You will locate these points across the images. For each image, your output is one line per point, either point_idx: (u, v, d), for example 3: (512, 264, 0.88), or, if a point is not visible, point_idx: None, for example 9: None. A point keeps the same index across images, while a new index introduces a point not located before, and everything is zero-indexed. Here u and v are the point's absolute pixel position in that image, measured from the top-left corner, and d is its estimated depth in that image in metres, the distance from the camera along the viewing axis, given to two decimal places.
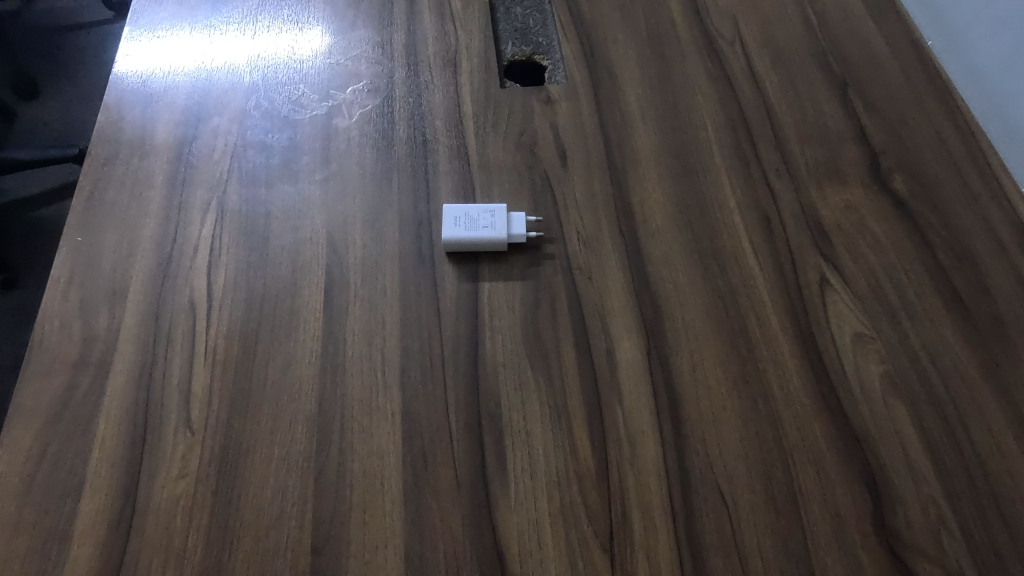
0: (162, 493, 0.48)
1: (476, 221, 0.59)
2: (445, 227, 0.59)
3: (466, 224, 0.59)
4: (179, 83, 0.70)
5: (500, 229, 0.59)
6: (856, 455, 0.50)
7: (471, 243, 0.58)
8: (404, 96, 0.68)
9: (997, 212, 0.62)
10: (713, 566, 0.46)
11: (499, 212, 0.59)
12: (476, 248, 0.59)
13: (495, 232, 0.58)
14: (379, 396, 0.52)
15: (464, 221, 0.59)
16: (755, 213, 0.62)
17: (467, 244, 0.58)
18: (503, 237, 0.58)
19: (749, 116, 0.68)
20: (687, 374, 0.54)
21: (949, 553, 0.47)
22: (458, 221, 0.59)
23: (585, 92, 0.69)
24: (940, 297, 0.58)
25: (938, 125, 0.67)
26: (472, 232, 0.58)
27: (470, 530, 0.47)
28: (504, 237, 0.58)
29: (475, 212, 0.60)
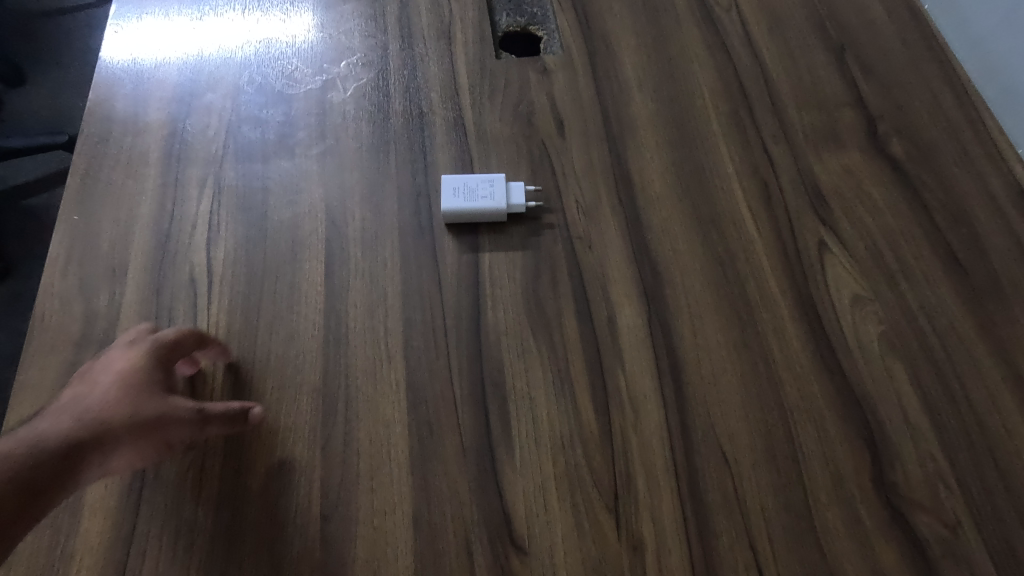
0: (171, 465, 0.49)
1: (475, 192, 0.59)
2: (444, 199, 0.59)
3: (466, 195, 0.59)
4: (170, 60, 0.69)
5: (500, 199, 0.59)
6: (854, 413, 0.51)
7: (470, 213, 0.58)
8: (399, 69, 0.68)
9: (994, 174, 0.63)
10: (717, 523, 0.47)
11: (498, 182, 0.59)
12: (476, 218, 0.59)
13: (494, 202, 0.58)
14: (383, 366, 0.52)
15: (463, 192, 0.59)
16: (753, 179, 0.62)
17: (466, 215, 0.58)
18: (503, 207, 0.58)
19: (746, 83, 0.67)
20: (688, 339, 0.54)
21: (947, 506, 0.48)
22: (457, 192, 0.59)
23: (581, 62, 0.68)
24: (938, 259, 0.58)
25: (934, 88, 0.67)
26: (471, 203, 0.58)
27: (477, 494, 0.48)
28: (504, 207, 0.58)
29: (474, 182, 0.60)
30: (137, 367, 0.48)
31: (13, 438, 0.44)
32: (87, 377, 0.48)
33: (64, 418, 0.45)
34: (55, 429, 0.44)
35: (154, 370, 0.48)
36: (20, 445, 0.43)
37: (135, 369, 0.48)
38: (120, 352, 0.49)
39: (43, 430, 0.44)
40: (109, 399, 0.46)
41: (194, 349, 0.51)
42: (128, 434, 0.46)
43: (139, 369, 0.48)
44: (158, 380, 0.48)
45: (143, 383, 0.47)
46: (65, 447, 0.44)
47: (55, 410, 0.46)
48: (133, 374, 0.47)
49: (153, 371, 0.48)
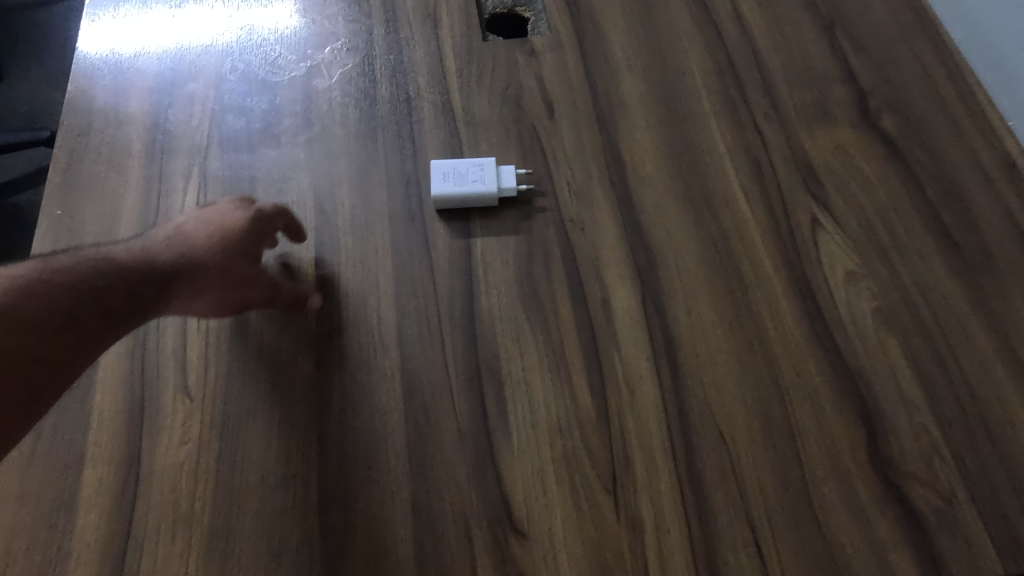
0: (165, 459, 0.48)
1: (465, 176, 0.58)
2: (433, 184, 0.58)
3: (456, 180, 0.58)
4: (150, 49, 0.67)
5: (490, 182, 0.58)
6: (849, 388, 0.51)
7: (461, 198, 0.58)
8: (385, 54, 0.67)
9: (985, 147, 0.62)
10: (715, 501, 0.47)
11: (488, 166, 0.59)
12: (468, 203, 0.58)
13: (485, 186, 0.58)
14: (377, 355, 0.52)
15: (453, 177, 0.58)
16: (745, 157, 0.62)
17: (457, 200, 0.58)
18: (494, 191, 0.58)
19: (736, 60, 0.67)
20: (683, 320, 0.54)
21: (942, 477, 0.48)
22: (447, 177, 0.58)
23: (569, 43, 0.67)
24: (929, 232, 0.58)
25: (924, 62, 0.67)
26: (462, 187, 0.58)
27: (476, 480, 0.48)
28: (494, 191, 0.58)
29: (464, 166, 0.59)
30: (238, 225, 0.52)
31: (127, 249, 0.49)
32: (184, 220, 0.52)
33: (166, 248, 0.50)
34: (162, 254, 0.49)
35: (254, 234, 0.52)
36: (133, 258, 0.48)
37: (236, 229, 0.51)
38: (225, 208, 0.53)
39: (156, 251, 0.49)
40: (210, 247, 0.50)
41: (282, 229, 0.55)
42: (219, 283, 0.50)
43: (240, 229, 0.51)
44: (252, 244, 0.52)
45: (240, 243, 0.51)
46: (171, 271, 0.48)
47: (156, 239, 0.50)
48: (233, 232, 0.51)
49: (251, 237, 0.52)
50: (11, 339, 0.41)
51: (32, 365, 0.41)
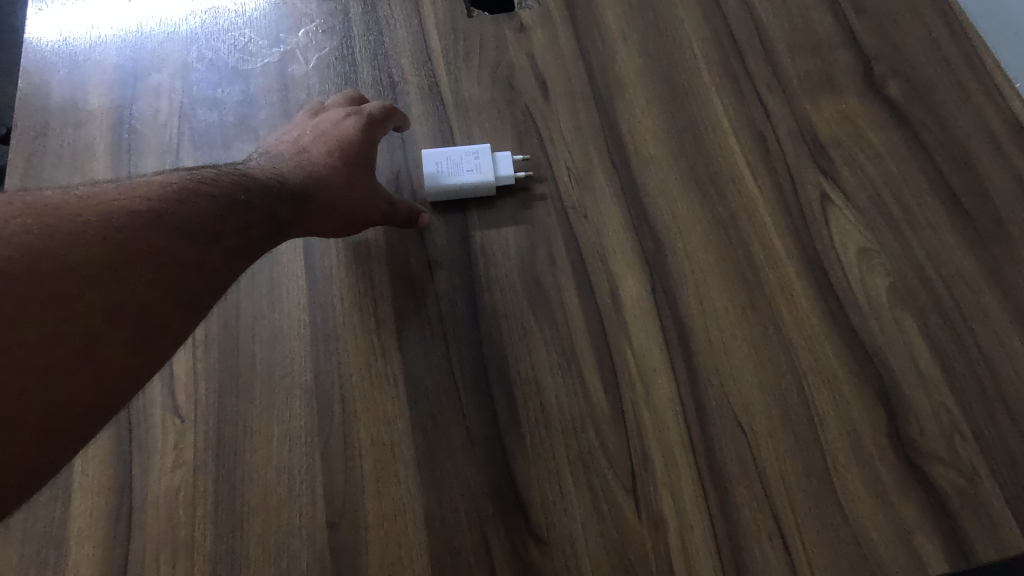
0: (159, 485, 0.46)
1: (460, 165, 0.55)
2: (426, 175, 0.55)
3: (450, 169, 0.55)
4: (106, 38, 0.62)
5: (487, 171, 0.55)
6: (868, 370, 0.50)
7: (457, 189, 0.54)
8: (363, 35, 0.62)
9: (993, 111, 0.60)
10: (737, 495, 0.46)
11: (483, 153, 0.55)
12: (464, 194, 0.55)
13: (482, 174, 0.55)
14: (378, 360, 0.49)
15: (446, 167, 0.55)
16: (750, 132, 0.59)
17: (453, 191, 0.54)
18: (491, 179, 0.55)
19: (736, 28, 0.63)
20: (694, 307, 0.52)
21: (963, 457, 0.47)
22: (440, 167, 0.55)
23: (560, 16, 0.63)
24: (940, 203, 0.56)
25: (929, 23, 0.64)
26: (456, 178, 0.54)
27: (490, 488, 0.46)
28: (492, 180, 0.54)
29: (457, 155, 0.55)
30: (356, 136, 0.52)
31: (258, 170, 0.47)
32: (299, 139, 0.52)
33: (290, 168, 0.49)
34: (290, 174, 0.48)
35: (369, 145, 0.52)
36: (265, 175, 0.47)
37: (349, 140, 0.51)
38: (335, 117, 0.53)
39: (282, 172, 0.48)
40: (330, 163, 0.50)
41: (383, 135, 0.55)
42: (344, 196, 0.49)
43: (354, 138, 0.52)
44: (366, 154, 0.52)
45: (356, 154, 0.51)
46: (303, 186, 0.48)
47: (279, 160, 0.49)
48: (351, 140, 0.51)
49: (362, 144, 0.52)
50: (164, 242, 0.38)
51: (190, 270, 0.39)
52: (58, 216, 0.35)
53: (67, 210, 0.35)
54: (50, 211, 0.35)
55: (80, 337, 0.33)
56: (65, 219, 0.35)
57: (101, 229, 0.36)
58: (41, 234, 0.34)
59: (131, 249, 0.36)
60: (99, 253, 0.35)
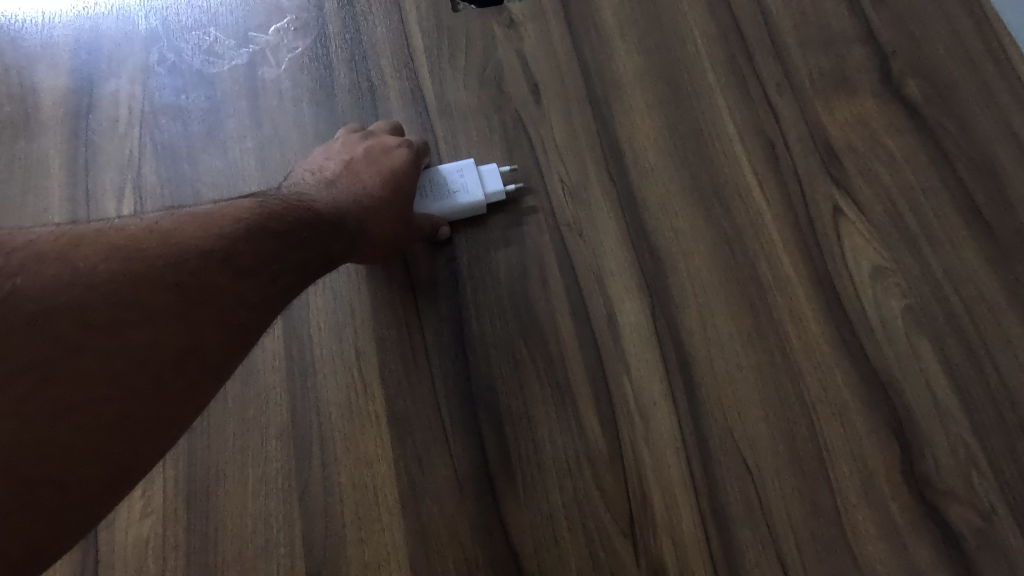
0: (127, 535, 0.43)
1: (446, 185, 0.50)
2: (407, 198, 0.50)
3: (435, 191, 0.50)
4: (59, 37, 0.57)
5: (476, 189, 0.50)
6: (881, 400, 0.47)
7: (447, 212, 0.50)
8: (340, 32, 0.57)
9: (1019, 113, 0.56)
10: (741, 537, 0.44)
11: (468, 170, 0.51)
12: (454, 216, 0.50)
13: (471, 192, 0.50)
14: (359, 397, 0.46)
15: (429, 187, 0.50)
16: (757, 138, 0.55)
17: (443, 214, 0.50)
18: (481, 198, 0.50)
19: (743, 21, 0.58)
20: (697, 334, 0.49)
21: (981, 494, 0.45)
22: (422, 190, 0.50)
23: (552, 9, 0.58)
24: (960, 216, 0.53)
25: (951, 15, 0.59)
26: (444, 200, 0.50)
27: (479, 533, 0.43)
28: (482, 199, 0.50)
29: (442, 174, 0.51)
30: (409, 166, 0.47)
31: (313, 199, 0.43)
32: (349, 159, 0.47)
33: (340, 197, 0.45)
34: (342, 206, 0.44)
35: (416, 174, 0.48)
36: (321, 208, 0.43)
37: (405, 169, 0.47)
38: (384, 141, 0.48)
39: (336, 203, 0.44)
40: (385, 193, 0.46)
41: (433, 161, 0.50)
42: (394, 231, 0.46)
43: (410, 168, 0.47)
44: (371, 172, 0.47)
45: (410, 186, 0.47)
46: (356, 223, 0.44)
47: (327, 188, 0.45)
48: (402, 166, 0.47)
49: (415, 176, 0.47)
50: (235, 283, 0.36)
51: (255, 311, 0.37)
52: (137, 257, 0.33)
53: (145, 248, 0.33)
54: (131, 251, 0.33)
55: (135, 394, 0.32)
56: (146, 262, 0.33)
57: (178, 273, 0.34)
58: (119, 275, 0.32)
59: (204, 294, 0.34)
60: (172, 301, 0.33)
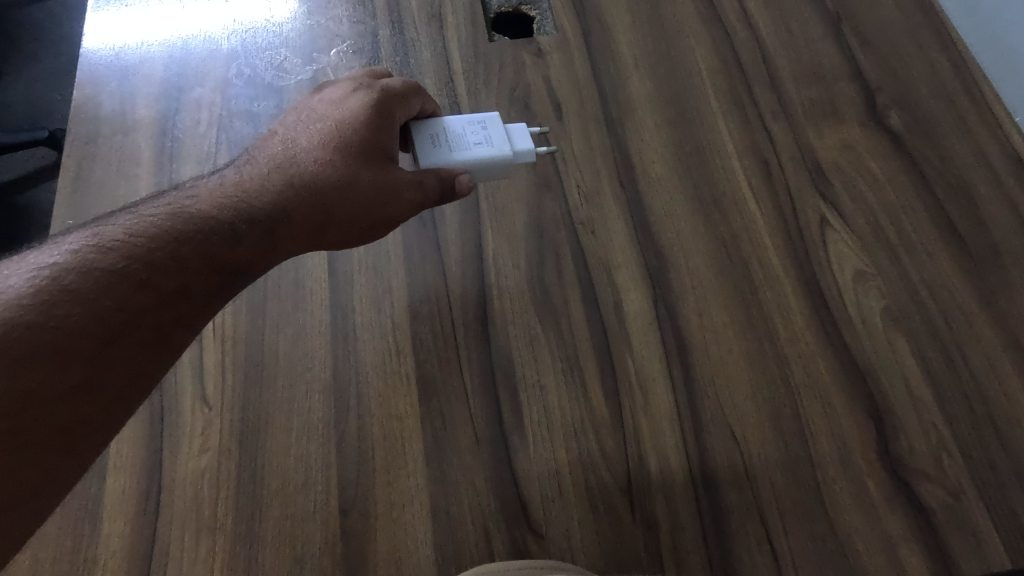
0: (186, 467, 0.49)
1: (468, 138, 0.52)
2: (427, 153, 0.51)
3: (456, 143, 0.52)
4: (155, 53, 0.67)
5: (502, 143, 0.52)
6: (859, 387, 0.52)
7: (470, 163, 0.51)
8: (391, 55, 0.67)
9: (992, 144, 0.62)
10: (728, 500, 0.48)
11: (491, 126, 0.53)
12: (477, 168, 0.52)
13: (497, 146, 0.52)
14: (393, 359, 0.53)
15: (450, 142, 0.52)
16: (753, 156, 0.62)
17: (465, 164, 0.51)
18: (505, 151, 0.52)
19: (744, 58, 0.66)
20: (694, 321, 0.54)
21: (950, 474, 0.49)
22: (444, 144, 0.52)
23: (576, 42, 0.67)
24: (937, 231, 0.59)
25: (932, 58, 0.66)
26: (466, 151, 0.51)
27: (493, 482, 0.49)
28: (509, 153, 0.52)
29: (463, 128, 0.52)
30: (375, 131, 0.49)
31: (235, 184, 0.46)
32: (289, 131, 0.50)
33: (273, 169, 0.47)
34: (274, 178, 0.47)
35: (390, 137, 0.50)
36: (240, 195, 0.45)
37: (346, 132, 0.48)
38: (350, 105, 0.50)
39: (260, 182, 0.46)
40: (323, 160, 0.47)
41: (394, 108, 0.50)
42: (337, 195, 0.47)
43: (353, 126, 0.49)
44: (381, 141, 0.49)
45: (351, 146, 0.48)
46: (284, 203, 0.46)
47: (284, 162, 0.48)
48: (363, 131, 0.49)
49: (362, 135, 0.48)
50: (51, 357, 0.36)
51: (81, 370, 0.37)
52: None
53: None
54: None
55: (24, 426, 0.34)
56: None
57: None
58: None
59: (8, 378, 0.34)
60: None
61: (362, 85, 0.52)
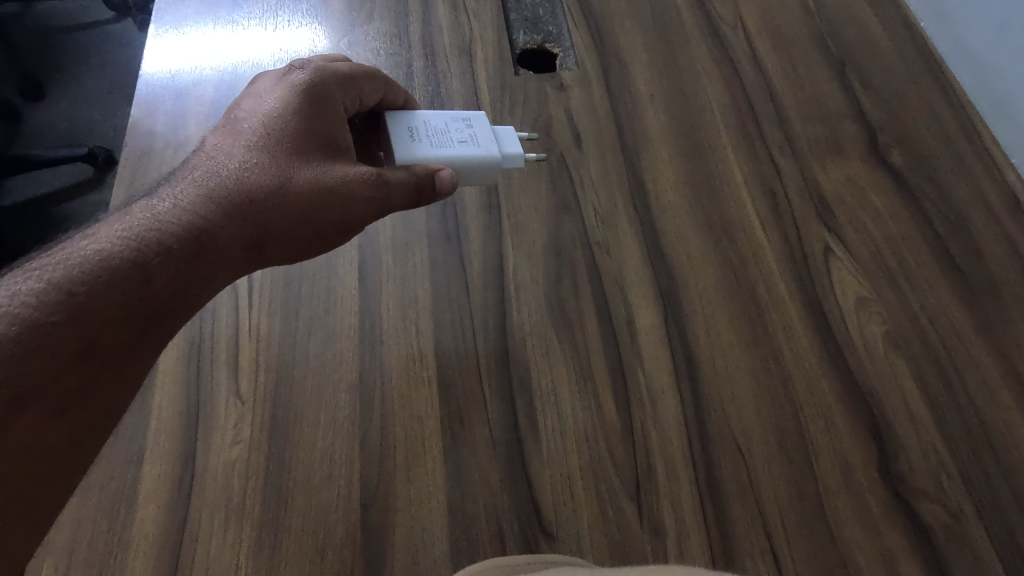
0: (218, 458, 0.52)
1: (453, 138, 0.55)
2: (412, 146, 0.53)
3: (440, 139, 0.54)
4: (206, 77, 0.73)
5: (491, 147, 0.55)
6: (861, 407, 0.54)
7: (453, 159, 0.54)
8: (423, 85, 0.72)
9: (990, 183, 0.66)
10: (733, 511, 0.50)
11: (477, 130, 0.56)
12: (460, 164, 0.54)
13: (486, 149, 0.55)
14: (416, 364, 0.56)
15: (436, 139, 0.54)
16: (761, 187, 0.66)
17: (447, 159, 0.53)
18: (490, 152, 0.55)
19: (753, 97, 0.71)
20: (702, 339, 0.57)
21: (949, 494, 0.51)
22: (431, 140, 0.54)
23: (596, 78, 0.72)
24: (937, 262, 0.62)
25: (932, 101, 0.70)
26: (450, 147, 0.54)
27: (507, 484, 0.51)
28: (497, 155, 0.55)
29: (448, 128, 0.55)
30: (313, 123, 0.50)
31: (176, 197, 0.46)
32: (220, 139, 0.50)
33: (212, 177, 0.47)
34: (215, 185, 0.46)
35: (331, 127, 0.51)
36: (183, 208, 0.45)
37: (279, 131, 0.49)
38: (281, 93, 0.51)
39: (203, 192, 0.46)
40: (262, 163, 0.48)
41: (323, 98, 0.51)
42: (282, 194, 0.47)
43: (287, 123, 0.49)
44: (320, 136, 0.50)
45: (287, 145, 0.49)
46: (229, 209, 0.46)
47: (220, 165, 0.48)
48: (300, 121, 0.49)
49: (296, 131, 0.49)
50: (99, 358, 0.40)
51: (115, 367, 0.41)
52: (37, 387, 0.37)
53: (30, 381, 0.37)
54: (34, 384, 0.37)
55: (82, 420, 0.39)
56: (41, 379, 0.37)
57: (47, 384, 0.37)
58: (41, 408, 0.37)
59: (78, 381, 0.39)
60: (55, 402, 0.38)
61: (287, 79, 0.52)
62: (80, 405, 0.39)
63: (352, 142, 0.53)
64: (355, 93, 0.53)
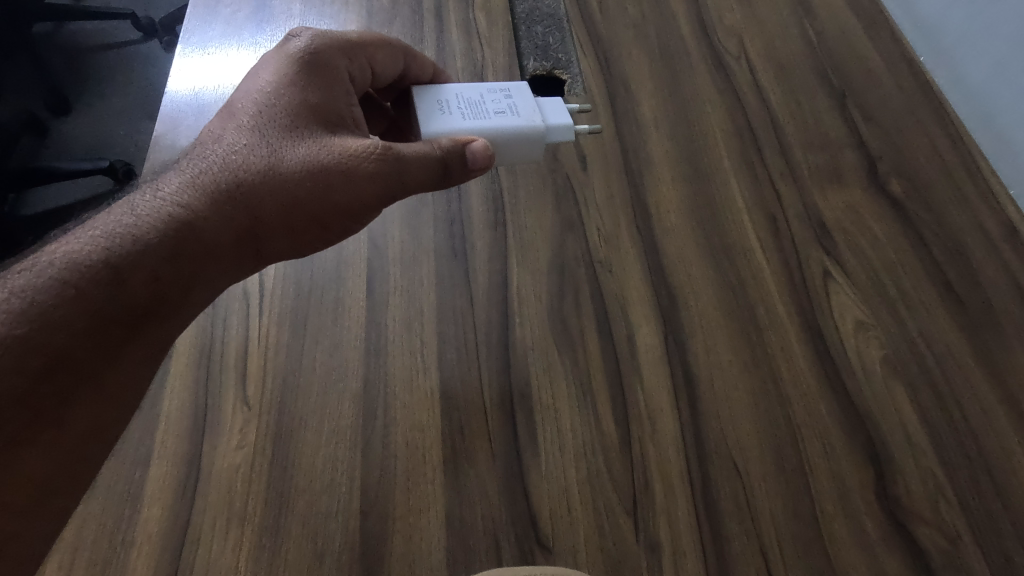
0: (223, 462, 0.53)
1: (492, 110, 0.57)
2: (451, 119, 0.56)
3: (480, 114, 0.56)
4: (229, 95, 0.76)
5: (533, 117, 0.57)
6: (858, 429, 0.55)
7: (492, 131, 0.56)
8: None
9: (988, 214, 0.67)
10: (729, 530, 0.51)
11: (517, 103, 0.58)
12: (501, 135, 0.56)
13: (529, 116, 0.57)
14: (420, 375, 0.57)
15: (475, 112, 0.56)
16: (761, 211, 0.67)
17: (488, 132, 0.56)
18: (531, 124, 0.57)
19: (755, 125, 0.73)
20: (701, 358, 0.58)
21: (947, 520, 0.51)
22: (471, 113, 0.56)
23: (602, 104, 0.74)
24: (935, 289, 0.62)
25: (931, 133, 0.72)
26: (490, 120, 0.56)
27: (505, 495, 0.52)
28: (539, 126, 0.57)
29: (488, 103, 0.57)
30: (318, 92, 0.53)
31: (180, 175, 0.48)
32: (223, 118, 0.53)
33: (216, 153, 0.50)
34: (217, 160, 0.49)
35: (336, 96, 0.54)
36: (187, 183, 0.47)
37: (279, 104, 0.52)
38: (278, 69, 0.54)
39: (205, 168, 0.48)
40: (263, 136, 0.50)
41: (319, 68, 0.55)
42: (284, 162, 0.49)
43: (287, 97, 0.52)
44: (320, 104, 0.53)
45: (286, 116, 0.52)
46: (234, 180, 0.48)
47: (227, 139, 0.51)
48: (299, 94, 0.53)
49: (296, 102, 0.52)
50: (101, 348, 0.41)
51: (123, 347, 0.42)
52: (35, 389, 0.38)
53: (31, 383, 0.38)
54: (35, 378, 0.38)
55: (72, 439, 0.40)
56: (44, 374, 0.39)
57: (48, 383, 0.39)
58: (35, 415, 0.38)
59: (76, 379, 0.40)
60: (51, 401, 0.39)
61: (284, 50, 0.55)
62: (85, 433, 0.41)
63: (355, 114, 0.56)
64: (361, 59, 0.58)
